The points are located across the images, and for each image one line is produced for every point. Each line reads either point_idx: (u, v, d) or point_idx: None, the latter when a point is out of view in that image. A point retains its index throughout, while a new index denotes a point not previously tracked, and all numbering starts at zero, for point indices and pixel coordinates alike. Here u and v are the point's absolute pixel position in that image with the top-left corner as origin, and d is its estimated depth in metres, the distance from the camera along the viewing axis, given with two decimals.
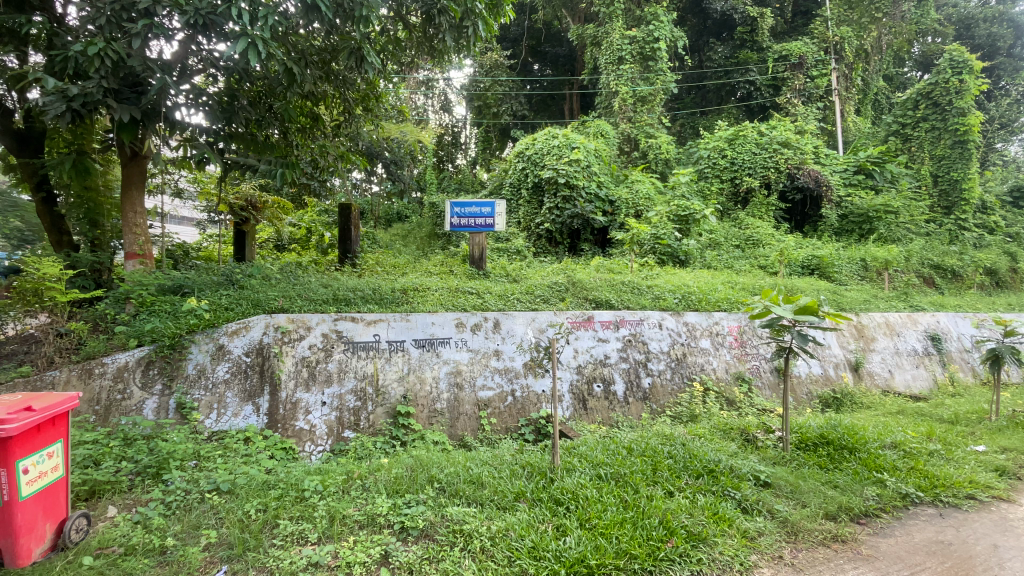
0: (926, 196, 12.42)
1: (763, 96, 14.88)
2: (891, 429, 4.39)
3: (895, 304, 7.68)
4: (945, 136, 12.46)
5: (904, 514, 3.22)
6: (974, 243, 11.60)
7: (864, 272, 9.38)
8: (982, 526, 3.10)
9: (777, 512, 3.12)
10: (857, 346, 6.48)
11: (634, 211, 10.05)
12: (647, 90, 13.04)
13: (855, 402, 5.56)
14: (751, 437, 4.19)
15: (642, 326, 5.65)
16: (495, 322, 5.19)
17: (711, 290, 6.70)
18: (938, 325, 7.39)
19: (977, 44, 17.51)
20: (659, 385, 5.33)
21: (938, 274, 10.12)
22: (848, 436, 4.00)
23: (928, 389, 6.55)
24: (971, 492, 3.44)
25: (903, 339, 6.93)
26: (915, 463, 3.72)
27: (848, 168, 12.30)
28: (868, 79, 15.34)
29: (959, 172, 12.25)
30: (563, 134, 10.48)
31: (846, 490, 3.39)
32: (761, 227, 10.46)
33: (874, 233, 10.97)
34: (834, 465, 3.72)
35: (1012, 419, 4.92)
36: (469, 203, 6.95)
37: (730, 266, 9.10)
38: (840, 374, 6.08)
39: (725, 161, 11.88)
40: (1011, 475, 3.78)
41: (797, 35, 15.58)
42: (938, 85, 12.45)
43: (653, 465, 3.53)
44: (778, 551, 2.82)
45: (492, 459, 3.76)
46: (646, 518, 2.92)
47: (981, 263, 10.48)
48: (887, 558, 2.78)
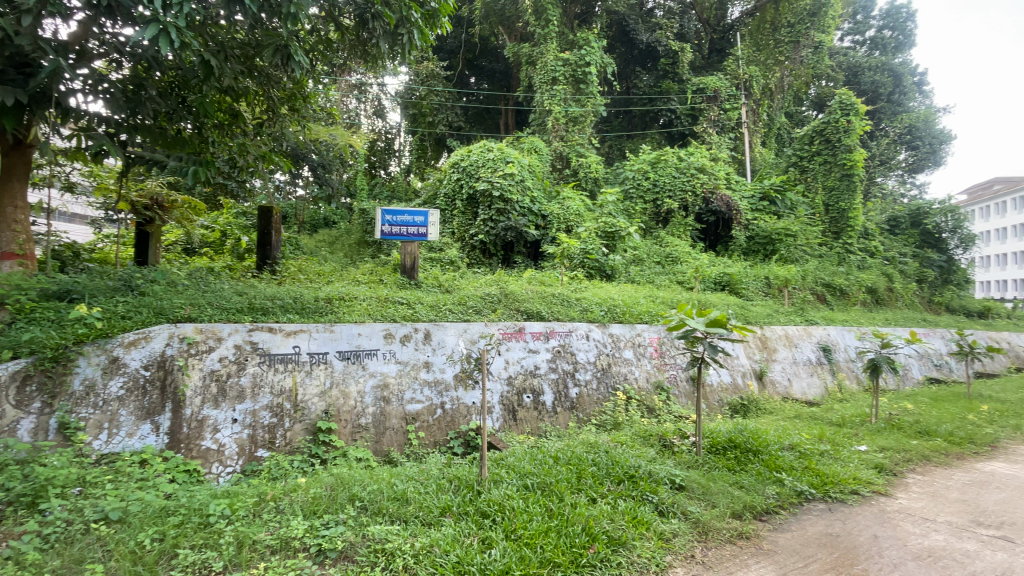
0: (820, 222, 13.88)
1: (683, 124, 16.03)
2: (790, 432, 4.83)
3: (793, 319, 8.50)
4: (835, 169, 14.06)
5: (799, 510, 3.53)
6: (859, 265, 13.16)
7: (768, 288, 10.30)
8: (863, 517, 3.43)
9: (690, 513, 3.31)
10: (761, 356, 7.07)
11: (564, 226, 10.37)
12: (579, 111, 13.65)
13: (760, 408, 6.06)
14: (669, 442, 4.44)
15: (570, 337, 5.80)
16: (426, 333, 5.10)
17: (634, 303, 7.08)
18: (829, 337, 8.26)
19: (864, 89, 19.89)
20: (586, 394, 5.50)
21: (829, 291, 11.34)
22: (752, 439, 4.36)
23: (820, 395, 7.28)
24: (855, 487, 3.83)
25: (800, 350, 7.67)
26: (809, 463, 4.11)
27: (755, 194, 13.51)
28: (772, 115, 17.04)
29: (846, 203, 13.83)
30: (498, 147, 10.63)
31: (750, 489, 3.67)
32: (679, 245, 11.20)
33: (776, 254, 12.11)
34: (740, 467, 4.02)
35: (888, 421, 5.58)
36: (401, 211, 6.80)
37: (651, 281, 9.62)
38: (746, 382, 6.60)
39: (648, 183, 12.60)
40: (888, 471, 4.25)
41: (713, 70, 17.01)
42: (830, 124, 14.07)
43: (577, 473, 3.62)
44: (690, 550, 2.98)
45: (418, 475, 3.67)
46: (569, 525, 2.98)
47: (864, 283, 11.90)
48: (785, 551, 3.00)
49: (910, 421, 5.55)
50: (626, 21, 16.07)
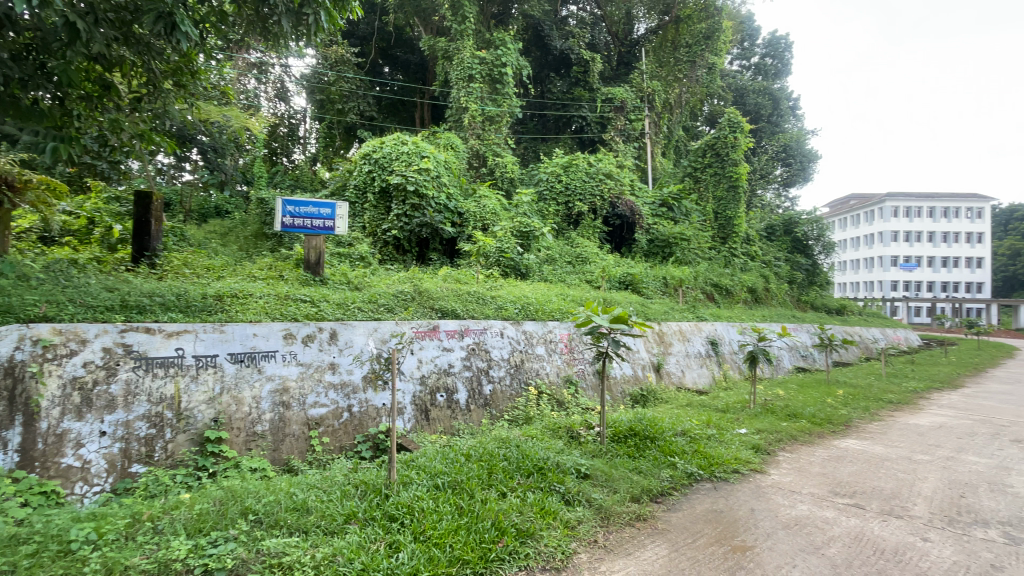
0: (710, 228, 15.27)
1: (593, 131, 16.83)
2: (682, 419, 5.28)
3: (686, 315, 9.29)
4: (724, 181, 15.56)
5: (690, 490, 3.85)
6: (741, 267, 14.71)
7: (665, 288, 11.16)
8: (742, 494, 3.79)
9: (594, 499, 3.48)
10: (659, 350, 7.64)
11: (480, 225, 10.40)
12: (495, 111, 13.80)
13: (657, 397, 6.55)
14: (575, 434, 4.65)
15: (484, 335, 5.83)
16: (332, 333, 4.84)
17: (546, 301, 7.31)
18: (717, 332, 9.15)
19: (748, 110, 22.22)
20: (498, 391, 5.56)
21: (717, 291, 12.53)
22: (649, 428, 4.70)
23: (708, 384, 8.05)
24: (736, 466, 4.27)
25: (692, 343, 8.41)
26: (698, 447, 4.52)
27: (655, 201, 14.53)
28: (671, 128, 18.47)
29: (732, 212, 15.37)
30: (413, 141, 10.40)
31: (648, 474, 3.95)
32: (589, 246, 11.74)
33: (673, 256, 13.16)
34: (639, 454, 4.31)
35: (763, 405, 6.31)
36: (306, 202, 6.39)
37: (562, 280, 9.98)
38: (646, 374, 7.10)
39: (561, 186, 13.02)
40: (763, 450, 4.78)
41: (620, 81, 18.04)
42: (720, 139, 15.51)
43: (488, 469, 3.66)
44: (593, 536, 3.12)
45: (320, 482, 3.48)
46: (479, 521, 3.00)
47: (745, 283, 13.35)
48: (676, 528, 3.25)
49: (782, 405, 6.31)
50: (541, 26, 16.48)
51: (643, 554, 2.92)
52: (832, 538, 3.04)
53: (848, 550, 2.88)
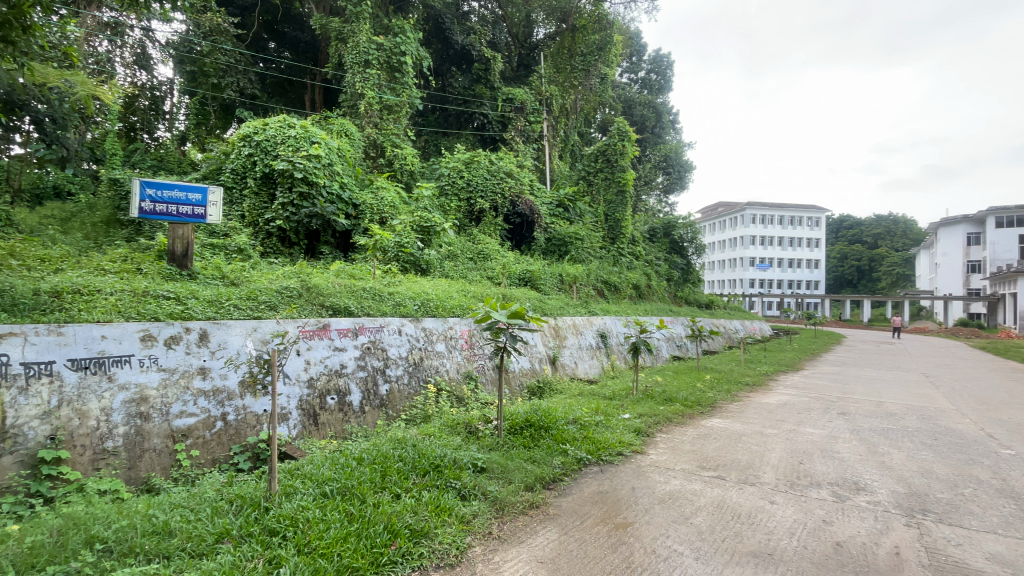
0: (601, 229, 16.26)
1: (494, 129, 17.03)
2: (574, 408, 5.58)
3: (579, 310, 9.82)
4: (613, 185, 16.66)
5: (579, 475, 4.06)
6: (628, 266, 15.93)
7: (561, 284, 11.66)
8: (625, 474, 4.09)
9: (489, 492, 3.53)
10: (554, 343, 7.97)
11: (377, 218, 10.00)
12: (393, 100, 13.38)
13: (551, 389, 6.84)
14: (473, 429, 4.68)
15: (381, 333, 5.60)
16: (203, 334, 4.32)
17: (447, 297, 7.27)
18: (606, 325, 9.81)
19: (635, 120, 24.00)
20: (395, 390, 5.39)
21: (607, 287, 13.42)
22: (543, 418, 4.90)
23: (598, 374, 8.60)
24: (620, 449, 4.61)
25: (584, 336, 8.91)
26: (587, 433, 4.82)
27: (552, 201, 15.11)
28: (567, 132, 19.38)
29: (619, 215, 16.54)
30: (302, 125, 9.66)
31: (541, 462, 4.11)
32: (489, 243, 11.87)
33: (568, 255, 13.82)
34: (534, 444, 4.47)
35: (644, 391, 6.89)
36: (171, 186, 5.61)
37: (463, 276, 9.96)
38: (542, 366, 7.37)
39: (462, 181, 12.97)
40: (644, 432, 5.22)
41: (520, 83, 18.49)
42: (611, 146, 16.54)
43: (382, 472, 3.53)
44: (487, 528, 3.15)
45: (187, 500, 3.10)
46: (370, 526, 2.88)
47: (630, 280, 14.49)
48: (566, 512, 3.40)
49: (660, 391, 6.94)
50: (442, 18, 16.24)
51: (535, 540, 3.01)
52: (699, 508, 3.41)
53: (712, 518, 3.25)
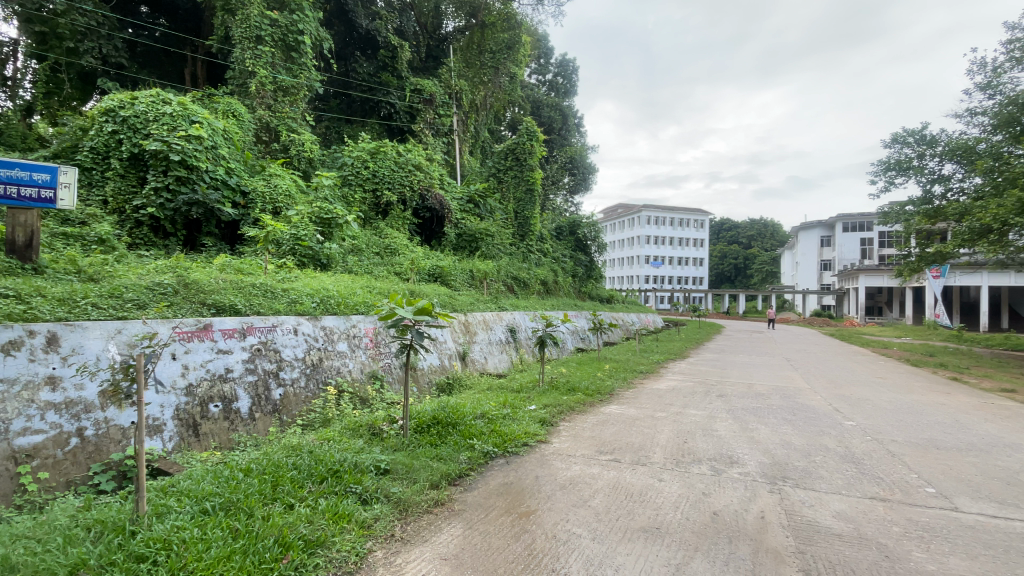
0: (510, 226, 16.52)
1: (401, 119, 16.52)
2: (482, 403, 5.63)
3: (489, 306, 9.92)
4: (522, 183, 16.95)
5: (485, 468, 4.10)
6: (536, 262, 16.40)
7: (472, 280, 11.66)
8: (529, 464, 4.20)
9: (392, 493, 3.43)
10: (463, 338, 7.96)
11: (270, 207, 9.24)
12: (290, 82, 12.45)
13: (460, 384, 6.81)
14: (377, 430, 4.53)
15: (273, 333, 5.18)
16: (52, 337, 3.69)
17: (350, 293, 6.94)
18: (515, 320, 10.03)
19: (543, 121, 24.68)
20: (291, 394, 5.03)
21: (516, 283, 13.70)
22: (451, 415, 4.89)
23: (507, 367, 8.74)
24: (525, 440, 4.72)
25: (494, 331, 9.01)
26: (494, 426, 4.88)
27: (462, 197, 15.03)
28: (476, 127, 19.48)
29: (528, 212, 16.85)
30: (179, 102, 8.63)
31: (447, 459, 4.09)
32: (397, 237, 11.53)
33: (479, 250, 13.90)
34: (440, 441, 4.44)
35: (549, 382, 7.14)
36: (9, 163, 4.63)
37: (368, 271, 9.56)
38: (451, 363, 7.31)
39: (367, 172, 12.41)
40: (549, 423, 5.40)
41: (429, 74, 18.17)
42: (520, 144, 16.83)
43: (273, 482, 3.29)
44: (390, 530, 3.06)
45: (28, 531, 2.62)
46: (258, 541, 2.66)
47: (538, 277, 14.96)
48: (471, 507, 3.40)
49: (565, 381, 7.24)
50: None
51: (439, 537, 2.98)
52: (596, 490, 3.61)
53: (607, 499, 3.45)
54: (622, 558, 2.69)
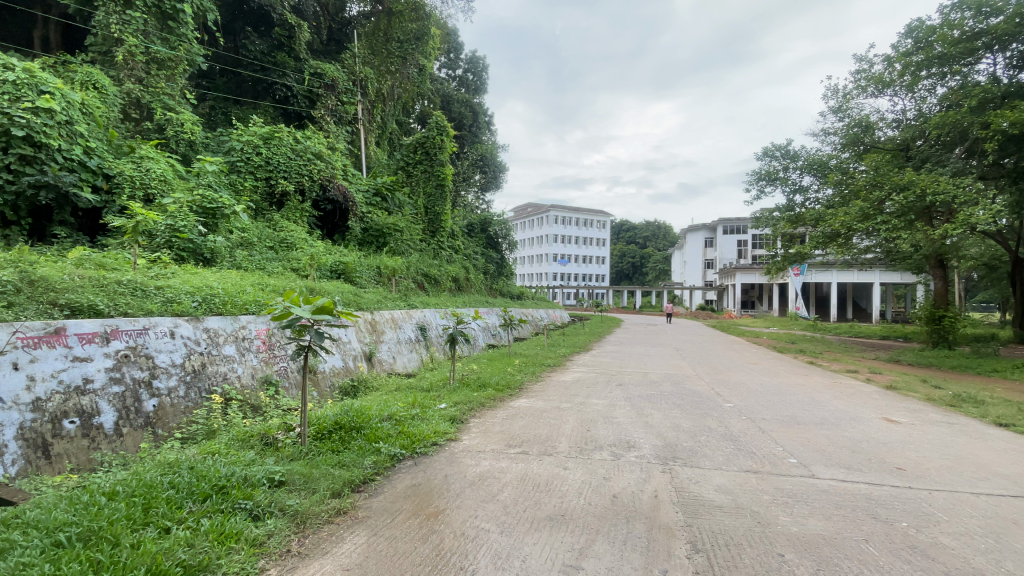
0: (420, 221, 16.14)
1: (300, 104, 15.39)
2: (389, 404, 5.45)
3: (398, 304, 9.63)
4: (432, 178, 16.64)
5: (392, 471, 3.96)
6: (446, 259, 16.25)
7: (379, 277, 11.22)
8: (439, 463, 4.14)
9: (288, 507, 3.18)
10: (370, 338, 7.64)
11: (140, 193, 8.11)
12: (167, 54, 11.01)
13: (365, 386, 6.52)
14: (271, 440, 4.19)
15: (145, 336, 4.57)
16: None
17: (238, 291, 6.34)
18: (425, 317, 9.85)
19: (453, 116, 24.41)
20: (167, 405, 4.46)
21: (426, 280, 13.45)
22: (355, 419, 4.67)
23: (416, 367, 8.56)
24: (434, 439, 4.65)
25: (403, 330, 8.76)
26: (402, 428, 4.75)
27: (369, 189, 14.38)
28: (384, 118, 18.83)
29: (439, 208, 16.62)
30: (20, 64, 7.25)
31: (350, 465, 3.89)
32: (295, 231, 10.78)
33: (387, 246, 13.37)
34: (343, 447, 4.22)
35: (459, 380, 7.10)
36: None
37: (261, 267, 8.79)
38: (356, 364, 6.98)
39: (260, 159, 11.42)
40: (459, 420, 5.36)
41: (331, 58, 17.14)
42: (430, 138, 16.48)
43: (144, 505, 2.89)
44: (285, 546, 2.83)
45: None
46: (126, 572, 2.31)
47: (449, 274, 14.83)
48: (376, 513, 3.26)
49: (475, 378, 7.25)
50: None
51: (341, 548, 2.82)
52: (505, 484, 3.66)
53: (516, 492, 3.51)
54: (529, 548, 2.75)
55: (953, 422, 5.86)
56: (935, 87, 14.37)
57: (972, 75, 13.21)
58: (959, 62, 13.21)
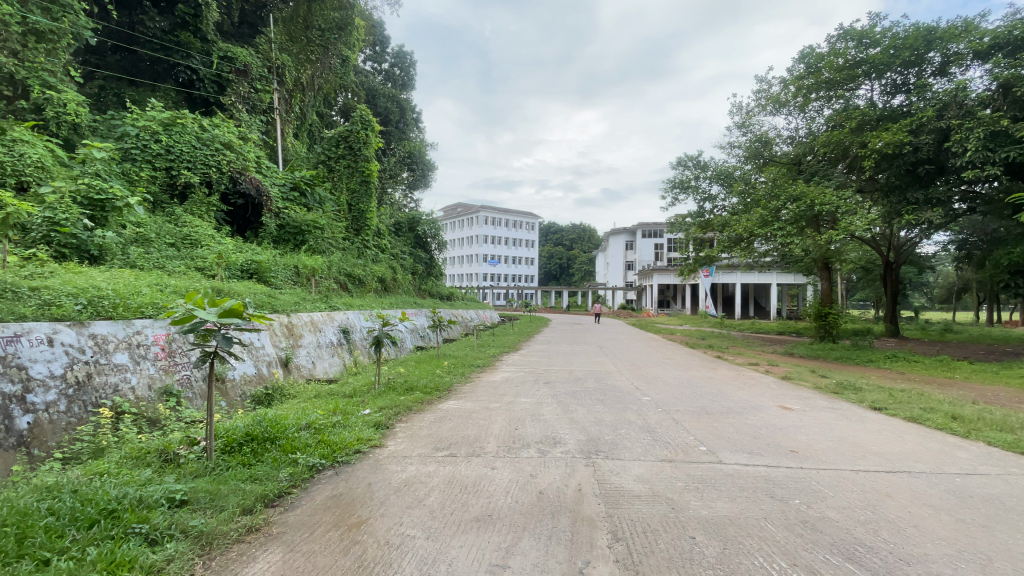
0: (343, 219, 15.46)
1: (207, 90, 14.15)
2: (308, 412, 5.18)
3: (318, 305, 9.18)
4: (356, 174, 16.05)
5: (311, 483, 3.74)
6: (372, 258, 15.73)
7: (296, 277, 10.59)
8: (362, 470, 3.98)
9: (192, 527, 2.90)
10: (287, 343, 7.19)
11: (11, 180, 7.12)
12: (49, 26, 9.59)
13: (282, 394, 6.14)
14: (171, 456, 3.81)
15: (17, 344, 3.96)
16: None
17: (132, 293, 5.71)
18: (348, 320, 9.47)
19: (379, 111, 23.65)
20: (45, 421, 3.91)
21: (350, 280, 12.95)
22: (269, 429, 4.39)
23: (339, 372, 8.21)
24: (357, 447, 4.46)
25: (324, 333, 8.35)
26: (321, 436, 4.52)
27: (285, 183, 13.52)
28: (303, 109, 18.00)
29: (364, 206, 16.05)
30: None
31: (264, 479, 3.64)
32: (200, 226, 9.93)
33: (306, 244, 12.65)
34: (255, 460, 3.93)
35: (385, 384, 6.89)
36: None
37: (159, 266, 7.98)
38: (271, 371, 6.55)
39: (159, 147, 10.41)
40: (384, 426, 5.19)
41: (243, 42, 15.97)
42: (353, 132, 15.88)
43: (13, 537, 2.50)
44: (188, 570, 2.57)
45: None
46: None
47: (374, 274, 14.37)
48: (293, 527, 3.06)
49: (401, 382, 7.07)
50: None
51: (253, 567, 2.62)
52: (432, 488, 3.60)
53: (443, 495, 3.47)
54: (455, 551, 2.72)
55: (837, 408, 6.61)
56: (822, 109, 16.12)
57: (853, 99, 14.94)
58: (843, 87, 14.88)
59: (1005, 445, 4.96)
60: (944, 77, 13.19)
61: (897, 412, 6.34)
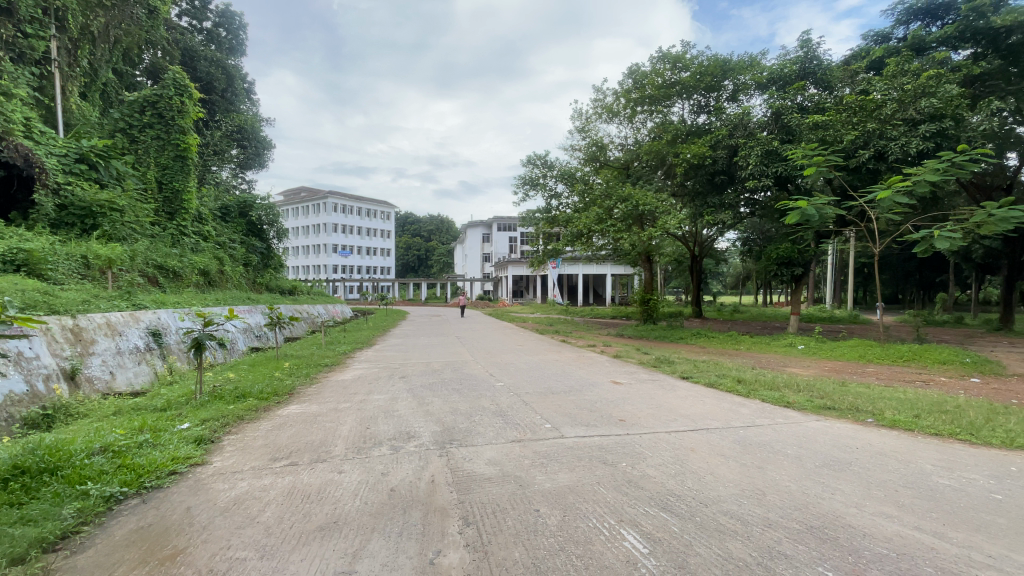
0: (151, 200, 13.08)
1: None
2: (103, 433, 4.29)
3: (117, 304, 7.59)
4: (168, 148, 13.72)
5: (108, 517, 3.09)
6: (192, 247, 13.72)
7: (84, 270, 8.60)
8: (178, 494, 3.43)
9: None
10: (72, 351, 5.83)
11: None
12: None
13: (69, 414, 4.99)
14: None
15: None
16: None
17: None
18: (159, 321, 8.04)
19: (200, 77, 20.47)
20: None
21: (161, 273, 11.05)
22: (47, 458, 3.56)
23: (147, 382, 6.93)
24: (172, 468, 3.82)
25: (125, 338, 6.96)
26: (122, 460, 3.79)
27: (68, 154, 10.83)
28: (94, 64, 14.71)
29: (180, 184, 13.81)
30: None
31: (41, 519, 2.90)
32: None
33: (98, 230, 10.40)
34: (26, 498, 3.12)
35: (210, 394, 6.01)
36: None
37: None
38: (50, 388, 5.25)
39: None
40: (207, 441, 4.53)
41: None
42: (163, 98, 13.59)
43: None
44: None
45: None
46: None
47: (195, 266, 12.50)
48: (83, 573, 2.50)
49: (231, 389, 6.24)
50: None
51: None
52: (268, 503, 3.26)
53: (281, 508, 3.17)
54: (296, 566, 2.52)
55: (656, 379, 7.73)
56: (646, 122, 18.44)
57: (669, 114, 17.36)
58: (661, 103, 17.23)
59: (773, 400, 6.33)
60: (735, 102, 16.16)
61: (700, 379, 7.66)
